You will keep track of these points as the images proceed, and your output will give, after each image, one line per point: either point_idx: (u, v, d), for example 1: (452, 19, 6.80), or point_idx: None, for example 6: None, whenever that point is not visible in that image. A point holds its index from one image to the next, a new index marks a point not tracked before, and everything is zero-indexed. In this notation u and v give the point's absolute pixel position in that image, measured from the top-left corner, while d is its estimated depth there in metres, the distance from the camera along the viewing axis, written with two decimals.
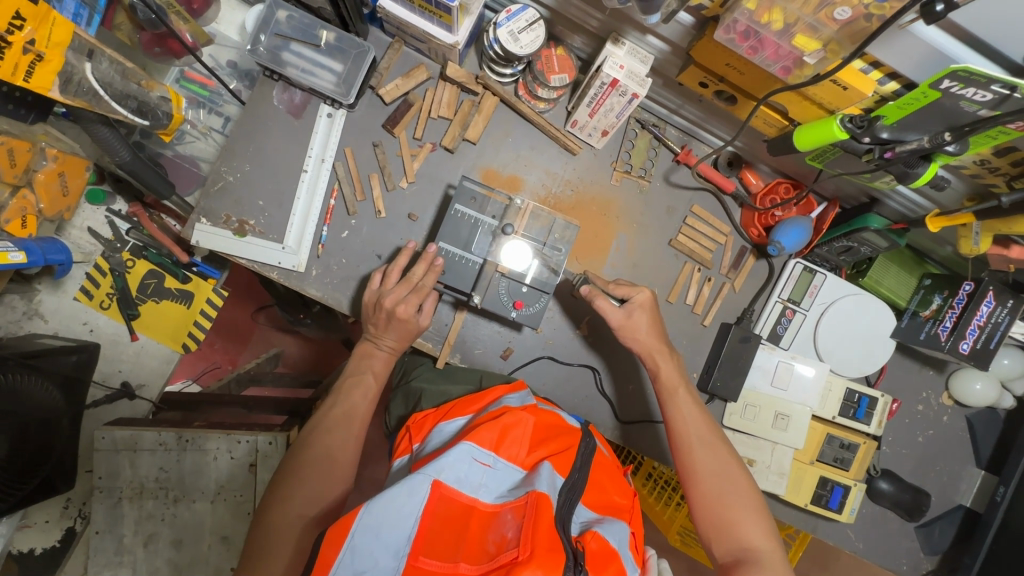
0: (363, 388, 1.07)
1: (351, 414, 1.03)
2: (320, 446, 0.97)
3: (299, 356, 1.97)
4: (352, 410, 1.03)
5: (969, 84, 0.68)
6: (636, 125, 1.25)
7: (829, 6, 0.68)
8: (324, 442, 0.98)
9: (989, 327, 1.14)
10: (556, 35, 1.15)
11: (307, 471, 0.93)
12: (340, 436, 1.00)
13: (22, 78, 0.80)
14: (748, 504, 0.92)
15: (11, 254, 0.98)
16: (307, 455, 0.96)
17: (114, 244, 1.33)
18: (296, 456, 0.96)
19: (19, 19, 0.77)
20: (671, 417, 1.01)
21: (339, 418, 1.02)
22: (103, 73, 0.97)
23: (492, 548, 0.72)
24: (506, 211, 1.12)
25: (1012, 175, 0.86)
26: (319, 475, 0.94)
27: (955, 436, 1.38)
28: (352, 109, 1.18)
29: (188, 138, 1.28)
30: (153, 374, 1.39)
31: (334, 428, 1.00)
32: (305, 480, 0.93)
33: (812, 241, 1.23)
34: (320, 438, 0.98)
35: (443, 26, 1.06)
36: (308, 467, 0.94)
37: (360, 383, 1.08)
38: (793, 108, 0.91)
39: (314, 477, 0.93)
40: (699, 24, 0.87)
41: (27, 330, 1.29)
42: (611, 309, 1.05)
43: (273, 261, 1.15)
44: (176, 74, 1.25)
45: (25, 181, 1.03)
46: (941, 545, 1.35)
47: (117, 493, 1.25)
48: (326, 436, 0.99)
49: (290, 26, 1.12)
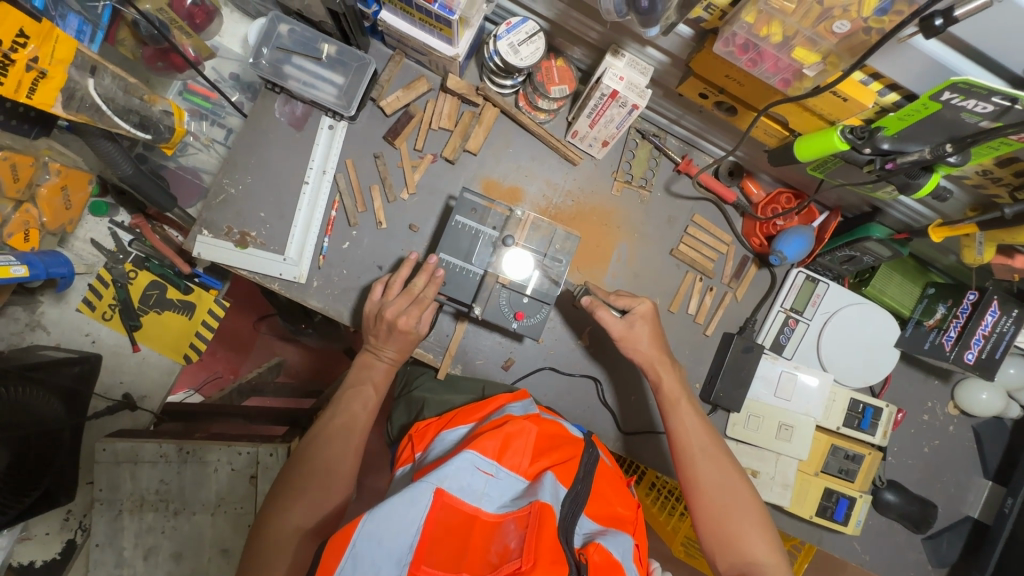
0: (363, 396, 1.06)
1: (352, 425, 1.02)
2: (320, 458, 0.96)
3: (301, 365, 1.95)
4: (352, 421, 1.02)
5: (969, 96, 0.68)
6: (636, 135, 1.25)
7: (827, 19, 0.67)
8: (323, 454, 0.97)
9: (994, 336, 1.12)
10: (556, 46, 1.15)
11: (307, 484, 0.93)
12: (339, 448, 0.98)
13: (25, 95, 0.81)
14: (753, 516, 0.90)
15: (14, 268, 0.98)
16: (307, 467, 0.95)
17: (117, 255, 1.34)
18: (296, 467, 0.95)
19: (22, 38, 0.78)
20: (674, 429, 0.99)
21: (339, 429, 1.01)
22: (105, 88, 0.97)
23: (494, 559, 0.72)
24: (507, 222, 1.11)
25: (1014, 186, 0.85)
26: (317, 487, 0.93)
27: (962, 446, 1.37)
28: (352, 121, 1.19)
29: (191, 150, 1.29)
30: (155, 384, 1.38)
31: (334, 440, 0.99)
32: (304, 492, 0.92)
33: (814, 251, 1.23)
34: (320, 450, 0.97)
35: (443, 39, 1.06)
36: (307, 479, 0.93)
37: (360, 395, 1.06)
38: (793, 119, 0.91)
39: (313, 489, 0.93)
40: (698, 36, 0.87)
41: (29, 342, 1.30)
42: (611, 320, 1.04)
43: (274, 273, 1.15)
44: (179, 88, 1.26)
45: (27, 196, 1.03)
46: (948, 557, 1.33)
47: (118, 505, 1.24)
48: (326, 447, 0.98)
49: (292, 40, 1.13)
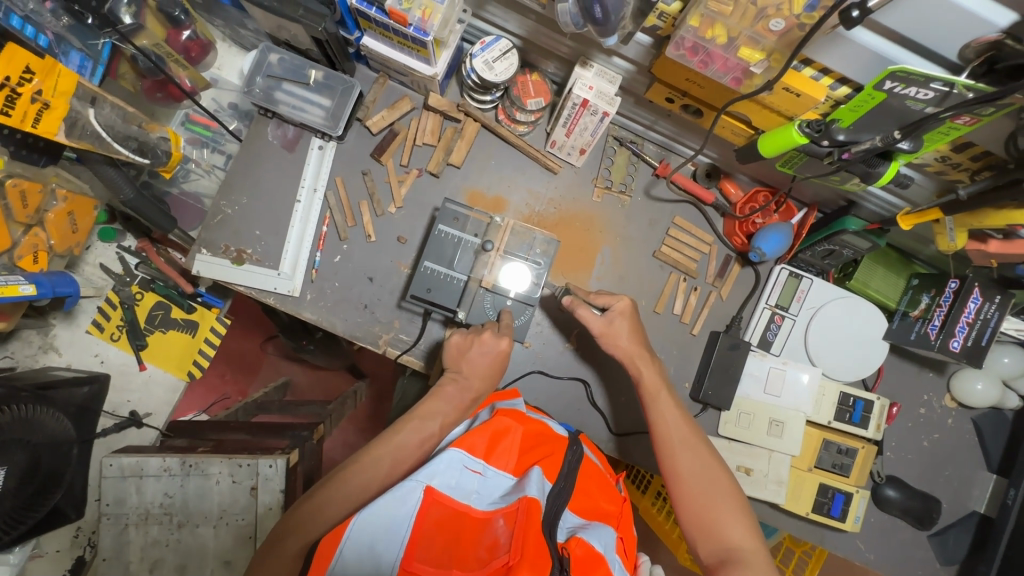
0: (408, 433, 0.93)
1: (388, 451, 0.91)
2: (353, 481, 0.87)
3: (306, 384, 1.99)
4: (392, 448, 0.91)
5: (909, 84, 0.71)
6: (614, 142, 1.29)
7: (763, 19, 0.72)
8: (355, 477, 0.87)
9: (979, 324, 1.12)
10: (531, 62, 1.21)
11: (327, 506, 0.85)
12: (365, 477, 0.88)
13: (31, 124, 0.89)
14: (731, 502, 0.92)
15: (22, 287, 1.05)
16: (330, 485, 0.87)
17: (124, 278, 1.41)
18: (322, 484, 0.87)
19: (29, 73, 0.87)
20: (655, 422, 1.02)
21: (386, 454, 0.90)
22: (105, 117, 1.05)
23: (484, 554, 0.73)
24: (487, 229, 1.16)
25: (974, 169, 0.88)
26: (338, 506, 0.85)
27: (962, 439, 1.35)
28: (341, 141, 1.25)
29: (193, 176, 1.38)
30: (159, 403, 1.43)
31: (362, 466, 0.88)
32: (323, 509, 0.85)
33: (794, 247, 1.25)
34: (354, 472, 0.88)
35: (422, 60, 1.13)
36: (329, 493, 0.86)
37: (422, 429, 0.94)
38: (755, 117, 0.94)
39: (329, 505, 0.85)
40: (656, 44, 0.92)
41: (42, 363, 1.36)
42: (592, 317, 1.10)
43: (269, 287, 1.20)
44: (182, 118, 1.35)
45: (36, 220, 1.10)
46: (956, 555, 1.30)
47: (123, 520, 1.27)
48: (361, 472, 0.88)
49: (282, 68, 1.21)
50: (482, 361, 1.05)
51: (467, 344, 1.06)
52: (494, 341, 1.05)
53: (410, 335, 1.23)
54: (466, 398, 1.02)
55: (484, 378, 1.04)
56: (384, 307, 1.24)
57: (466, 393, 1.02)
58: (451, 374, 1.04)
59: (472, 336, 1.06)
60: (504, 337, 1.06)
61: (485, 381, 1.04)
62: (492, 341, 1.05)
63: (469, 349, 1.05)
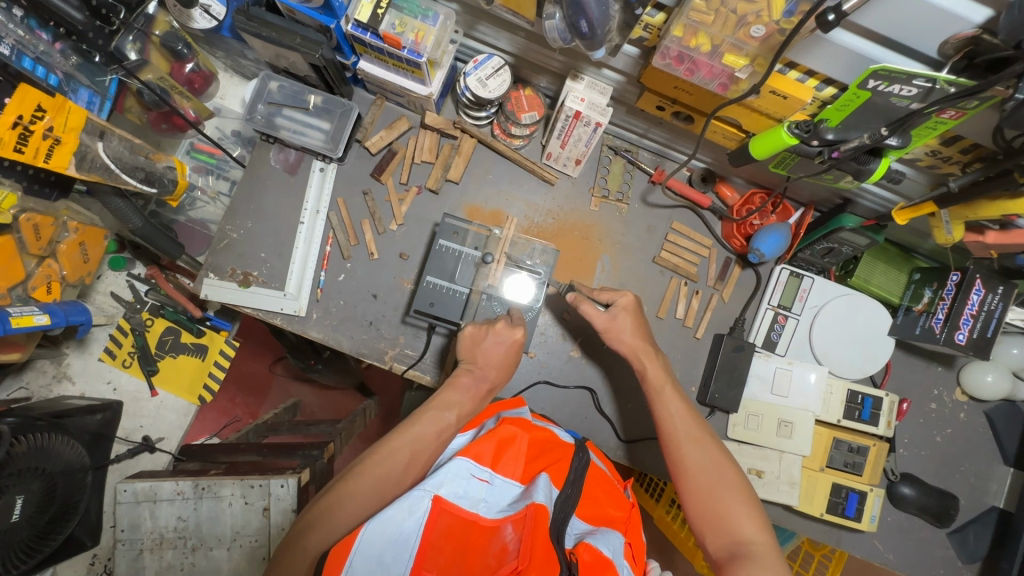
0: (421, 430, 0.93)
1: (399, 455, 0.90)
2: (364, 484, 0.86)
3: (317, 405, 2.00)
4: (404, 451, 0.91)
5: (892, 82, 0.72)
6: (609, 152, 1.32)
7: (745, 26, 0.75)
8: (366, 480, 0.87)
9: (983, 315, 1.11)
10: (523, 77, 1.24)
11: (340, 511, 0.84)
12: (375, 482, 0.87)
13: (42, 159, 0.94)
14: (740, 495, 0.91)
15: (36, 316, 1.09)
16: (340, 490, 0.86)
17: (135, 305, 1.43)
18: (333, 487, 0.87)
19: (40, 111, 0.91)
20: (661, 417, 1.03)
21: (401, 452, 0.91)
22: (114, 150, 1.10)
23: (492, 560, 0.74)
24: (487, 242, 1.20)
25: (964, 162, 0.91)
26: (350, 513, 0.84)
27: (975, 433, 1.33)
28: (341, 162, 1.28)
29: (199, 204, 1.42)
30: (171, 426, 1.44)
31: (371, 472, 0.87)
32: (342, 506, 0.84)
33: (792, 246, 1.26)
34: (368, 470, 0.87)
35: (417, 80, 1.16)
36: (345, 495, 0.85)
37: (439, 421, 0.95)
38: (744, 121, 0.96)
39: (345, 507, 0.85)
40: (644, 54, 0.95)
41: (56, 393, 1.39)
42: (596, 313, 1.12)
43: (275, 308, 1.22)
44: (188, 147, 1.39)
45: (49, 252, 1.13)
46: (978, 552, 1.28)
47: (138, 544, 1.28)
48: (371, 477, 0.87)
49: (282, 94, 1.24)
50: (497, 351, 1.06)
51: (477, 339, 1.07)
52: (508, 331, 1.08)
53: (415, 350, 1.24)
54: (483, 387, 1.03)
55: (499, 369, 1.06)
56: (389, 323, 1.25)
57: (482, 382, 1.03)
58: (466, 365, 1.06)
59: (485, 327, 1.08)
60: (517, 328, 1.09)
61: (499, 371, 1.06)
62: (506, 331, 1.08)
63: (484, 339, 1.07)
